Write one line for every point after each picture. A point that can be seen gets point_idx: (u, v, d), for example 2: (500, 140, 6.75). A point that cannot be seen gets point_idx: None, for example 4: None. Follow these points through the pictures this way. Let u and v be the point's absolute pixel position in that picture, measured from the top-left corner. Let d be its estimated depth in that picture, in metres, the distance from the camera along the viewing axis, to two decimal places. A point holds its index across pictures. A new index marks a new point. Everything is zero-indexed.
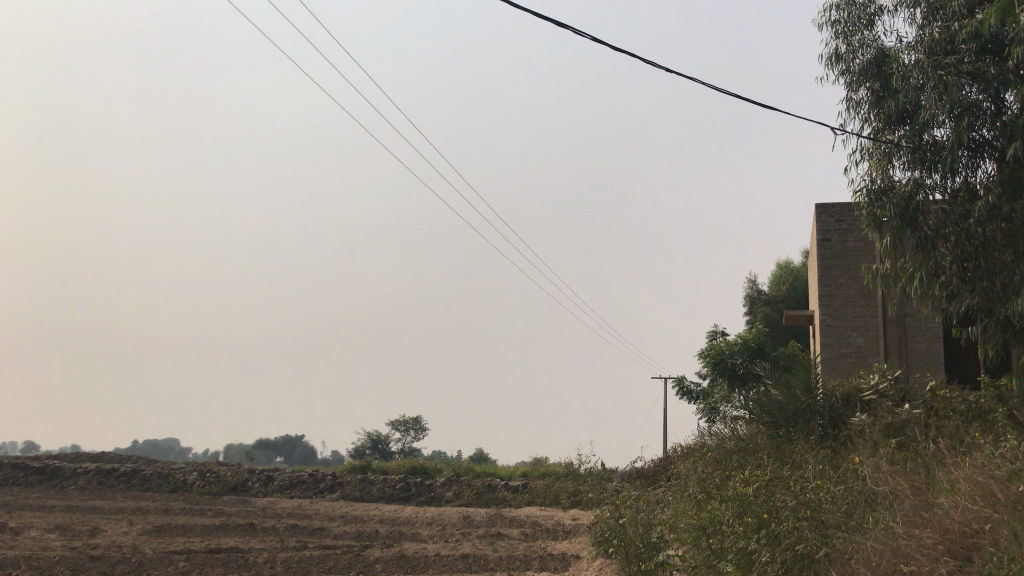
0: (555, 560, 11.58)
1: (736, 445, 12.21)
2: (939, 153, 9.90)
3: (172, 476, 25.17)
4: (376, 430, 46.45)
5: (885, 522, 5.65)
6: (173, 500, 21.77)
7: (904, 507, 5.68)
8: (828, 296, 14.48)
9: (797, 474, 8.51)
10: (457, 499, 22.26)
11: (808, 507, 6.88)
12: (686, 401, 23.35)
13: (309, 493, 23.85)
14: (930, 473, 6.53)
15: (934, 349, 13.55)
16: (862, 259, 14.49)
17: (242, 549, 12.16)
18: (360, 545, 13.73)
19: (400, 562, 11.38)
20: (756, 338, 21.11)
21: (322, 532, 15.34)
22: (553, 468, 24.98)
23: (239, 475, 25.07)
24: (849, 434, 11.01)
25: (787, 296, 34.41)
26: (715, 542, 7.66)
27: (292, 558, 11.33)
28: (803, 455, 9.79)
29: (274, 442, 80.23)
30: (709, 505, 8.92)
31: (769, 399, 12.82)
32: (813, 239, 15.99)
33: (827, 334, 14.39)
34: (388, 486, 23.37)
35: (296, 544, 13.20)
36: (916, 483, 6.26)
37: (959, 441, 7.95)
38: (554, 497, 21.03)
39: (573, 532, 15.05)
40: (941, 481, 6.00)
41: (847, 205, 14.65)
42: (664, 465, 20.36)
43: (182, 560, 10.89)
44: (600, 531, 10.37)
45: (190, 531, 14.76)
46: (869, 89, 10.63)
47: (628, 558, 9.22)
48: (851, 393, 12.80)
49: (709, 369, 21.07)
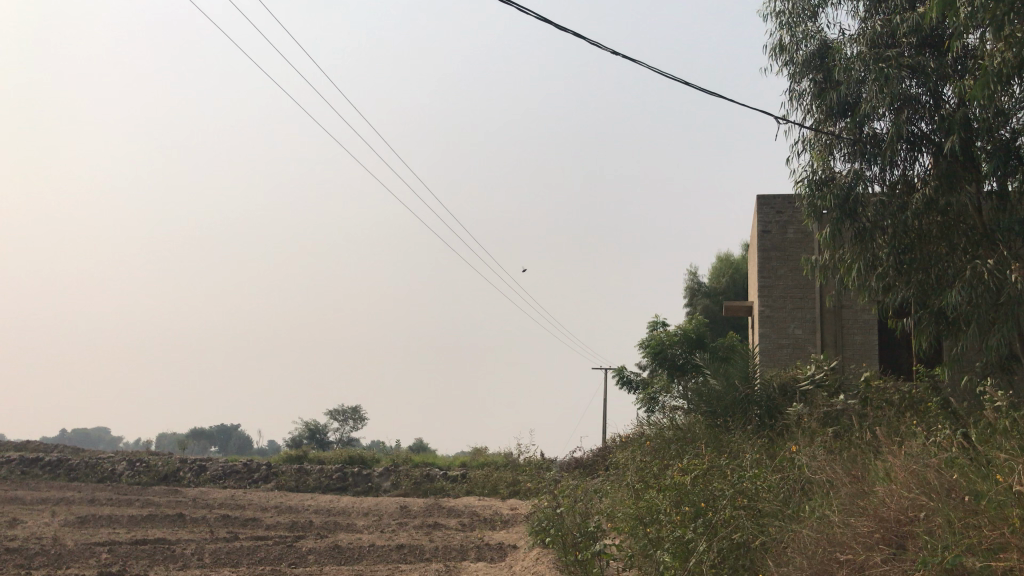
0: (492, 550, 11.45)
1: (674, 435, 12.22)
2: (879, 145, 9.98)
3: (100, 465, 24.40)
4: (314, 420, 45.82)
5: (821, 511, 5.60)
6: (99, 490, 21.06)
7: (840, 495, 5.65)
8: (767, 287, 14.60)
9: (736, 463, 8.49)
10: (394, 489, 22.01)
11: (744, 495, 6.83)
12: (625, 391, 23.43)
13: (243, 483, 23.34)
14: (865, 462, 6.52)
15: (869, 341, 13.77)
16: (801, 251, 14.63)
17: (170, 540, 11.76)
18: (293, 535, 13.41)
19: (333, 553, 11.11)
20: (696, 329, 21.26)
21: (254, 522, 14.96)
22: (492, 458, 24.86)
23: (170, 465, 24.41)
24: (785, 424, 11.09)
25: (727, 288, 34.81)
26: (653, 531, 7.59)
27: (221, 549, 10.98)
28: (740, 445, 9.81)
29: (210, 431, 78.69)
30: (647, 494, 8.87)
31: (707, 388, 12.86)
32: (754, 231, 16.10)
33: (765, 325, 14.51)
34: (325, 475, 23.00)
35: (226, 535, 12.82)
36: (853, 472, 6.24)
37: (893, 430, 8.02)
38: (493, 487, 20.92)
39: (511, 522, 14.93)
40: (878, 469, 6.00)
41: (788, 197, 14.77)
42: (603, 455, 20.39)
43: (104, 553, 10.45)
44: (537, 520, 10.25)
45: (116, 522, 14.25)
46: (812, 81, 10.71)
47: (565, 548, 9.13)
48: (787, 383, 12.91)
49: (649, 359, 21.17)
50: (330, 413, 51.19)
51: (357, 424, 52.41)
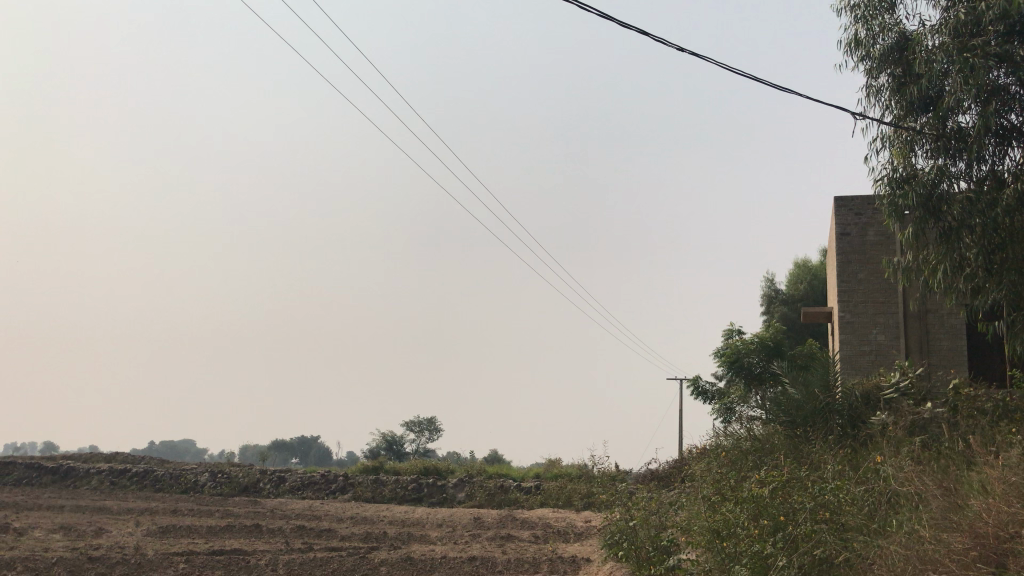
0: (565, 563, 11.25)
1: (752, 446, 11.84)
2: (964, 140, 9.51)
3: (184, 476, 25.03)
4: (390, 432, 46.27)
5: (910, 525, 5.27)
6: (182, 501, 21.56)
7: (931, 509, 5.30)
8: (847, 292, 14.09)
9: (817, 475, 8.14)
10: (468, 500, 21.95)
11: (827, 508, 6.51)
12: (701, 401, 22.95)
13: (320, 494, 23.64)
14: (957, 473, 6.14)
15: (956, 347, 13.12)
16: (882, 253, 14.08)
17: (246, 551, 11.91)
18: (367, 546, 13.46)
19: (406, 565, 11.07)
20: (773, 336, 20.70)
21: (329, 533, 15.08)
22: (566, 470, 24.61)
23: (250, 476, 24.89)
24: (869, 433, 10.62)
25: (805, 295, 33.91)
26: (729, 546, 7.33)
27: (296, 560, 11.05)
28: (821, 455, 9.43)
29: (290, 443, 80.20)
30: (724, 506, 8.59)
31: (786, 397, 12.45)
32: (832, 234, 15.58)
33: (846, 331, 14.00)
34: (399, 487, 23.11)
35: (301, 546, 12.94)
36: (944, 484, 5.88)
37: (986, 440, 7.57)
38: (567, 499, 20.70)
39: (585, 534, 14.70)
40: (971, 481, 5.63)
41: (866, 198, 14.25)
42: (680, 466, 19.98)
43: (182, 563, 10.60)
44: (611, 533, 10.02)
45: (196, 532, 14.53)
46: (890, 75, 10.28)
47: (639, 562, 8.89)
48: (870, 390, 12.42)
49: (725, 368, 20.69)
50: (406, 425, 51.61)
51: (432, 435, 52.72)
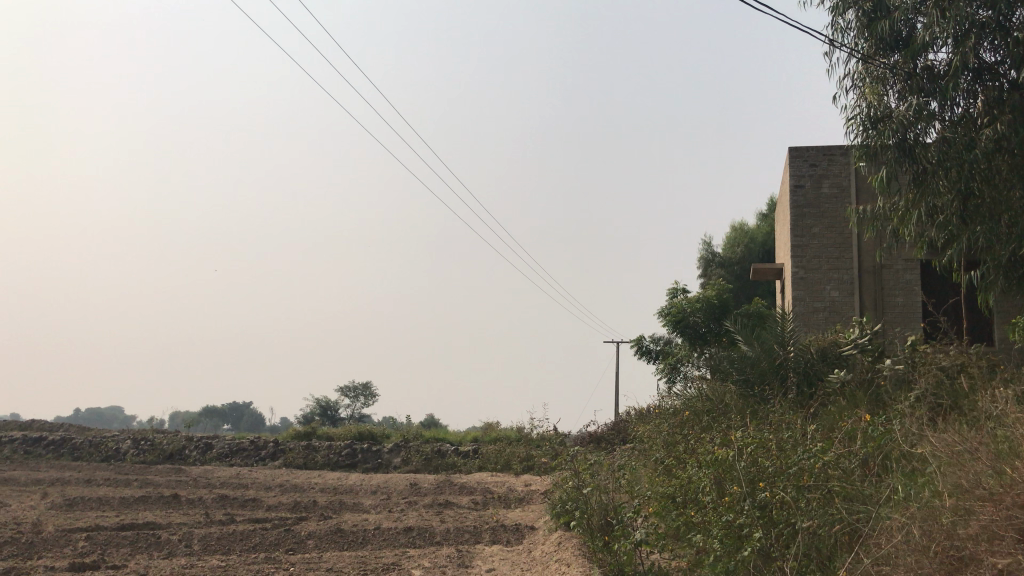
0: (508, 532, 10.48)
1: (704, 406, 11.20)
2: (937, 78, 8.87)
3: (104, 443, 23.58)
4: (325, 396, 45.19)
5: (925, 499, 4.64)
6: (99, 470, 20.18)
7: (951, 479, 4.68)
8: (801, 247, 13.52)
9: (787, 435, 7.47)
10: (405, 465, 21.11)
11: (809, 474, 5.79)
12: (644, 361, 22.34)
13: (249, 461, 22.50)
14: (963, 439, 5.47)
15: (912, 303, 12.78)
16: (837, 207, 13.49)
17: (160, 524, 10.83)
18: (295, 517, 12.48)
19: (335, 538, 10.13)
20: (719, 294, 20.11)
21: (255, 503, 14.04)
22: (505, 433, 23.91)
23: (175, 442, 23.60)
24: (830, 391, 10.05)
25: (743, 258, 33.65)
26: (695, 516, 6.60)
27: (213, 535, 10.02)
28: (783, 416, 8.79)
29: (221, 409, 77.92)
30: (683, 470, 7.90)
31: (740, 355, 11.82)
32: (785, 186, 14.98)
33: (799, 287, 13.47)
34: (333, 452, 22.11)
35: (222, 518, 11.88)
36: (949, 446, 5.24)
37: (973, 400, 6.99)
38: (506, 463, 20.02)
39: (528, 500, 13.98)
40: (980, 445, 5.01)
41: (821, 148, 13.66)
42: (622, 428, 19.38)
43: (81, 541, 9.47)
44: (559, 500, 9.26)
45: (106, 504, 13.35)
46: (858, 11, 9.50)
47: (590, 531, 8.14)
48: (827, 347, 11.86)
49: (669, 328, 20.11)
50: (340, 388, 50.21)
51: (367, 400, 51.59)
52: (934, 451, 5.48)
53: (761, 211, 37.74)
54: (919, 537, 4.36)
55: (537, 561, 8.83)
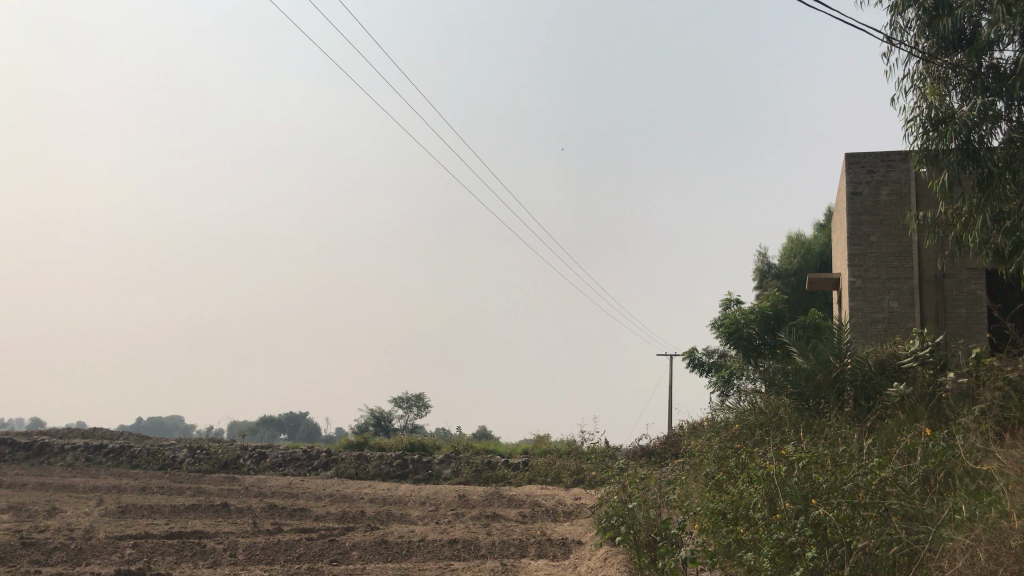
0: (554, 546, 10.28)
1: (757, 420, 10.87)
2: (1003, 77, 8.49)
3: (161, 452, 23.96)
4: (378, 408, 45.45)
5: (992, 522, 4.36)
6: (154, 478, 20.47)
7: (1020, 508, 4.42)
8: (858, 256, 13.12)
9: (843, 450, 7.17)
10: (454, 477, 21.01)
11: (865, 490, 5.50)
12: (697, 374, 21.93)
13: (301, 470, 22.64)
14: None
15: (976, 314, 12.28)
16: (896, 214, 13.05)
17: (208, 533, 10.88)
18: (342, 528, 12.44)
19: (380, 549, 10.04)
20: (775, 305, 19.64)
21: (303, 512, 14.06)
22: (556, 446, 23.67)
23: (230, 451, 23.87)
24: (889, 405, 9.66)
25: (799, 270, 32.97)
26: (744, 533, 6.34)
27: (259, 544, 10.02)
28: (839, 430, 8.47)
29: (277, 419, 79.02)
30: (734, 485, 7.64)
31: (794, 367, 11.46)
32: (842, 193, 14.57)
33: (856, 297, 13.05)
34: (383, 463, 22.13)
35: (270, 527, 11.89)
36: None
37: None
38: (556, 476, 19.79)
39: (577, 514, 13.74)
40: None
41: (879, 154, 13.25)
42: (674, 442, 19.02)
43: (129, 548, 9.52)
44: (606, 515, 9.05)
45: (158, 512, 13.49)
46: (918, 10, 9.16)
47: (637, 547, 7.91)
48: (886, 359, 11.43)
49: (723, 340, 19.71)
50: (394, 400, 50.40)
51: (420, 411, 51.71)
52: (1003, 470, 5.15)
53: (819, 222, 36.95)
54: (985, 561, 4.08)
55: None
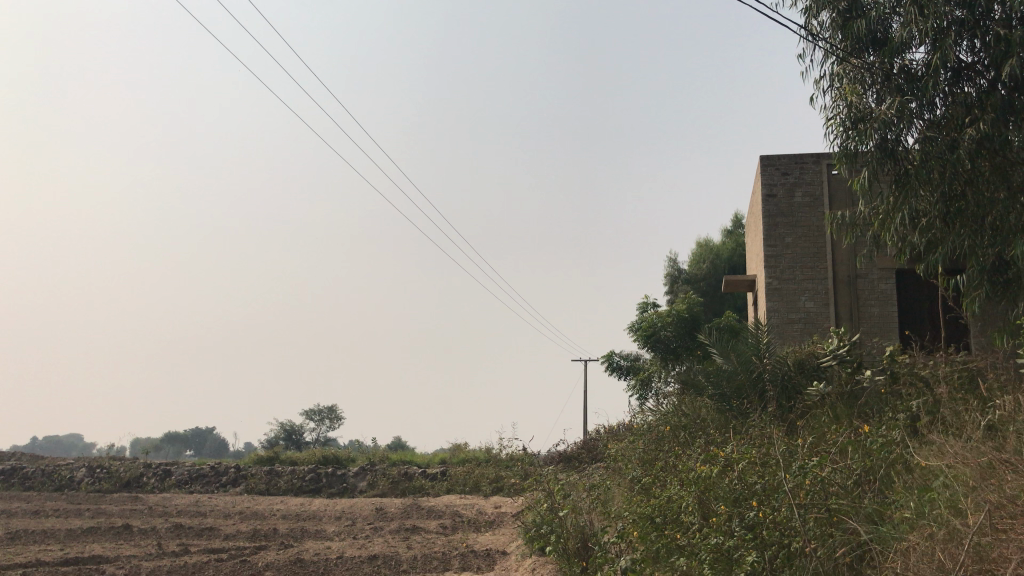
0: (478, 558, 9.96)
1: (680, 422, 10.78)
2: (915, 78, 8.57)
3: (57, 472, 22.61)
4: (290, 421, 44.22)
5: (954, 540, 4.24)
6: (49, 501, 19.26)
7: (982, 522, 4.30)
8: (774, 258, 13.23)
9: (772, 449, 7.07)
10: (371, 489, 20.44)
11: (804, 491, 5.36)
12: (614, 378, 21.94)
13: (210, 487, 21.68)
14: (972, 457, 5.10)
15: (888, 312, 12.55)
16: (810, 216, 13.21)
17: (107, 558, 10.14)
18: (253, 547, 11.83)
19: (295, 569, 9.52)
20: (690, 308, 19.78)
21: (211, 532, 13.35)
22: (473, 454, 23.33)
23: (132, 470, 22.70)
24: (810, 404, 9.69)
25: (709, 275, 33.51)
26: (679, 538, 6.14)
27: (163, 567, 9.36)
28: (765, 430, 8.41)
29: (183, 435, 76.37)
30: (663, 489, 7.46)
31: (716, 367, 11.43)
32: (756, 195, 14.71)
33: (773, 298, 13.17)
34: (297, 477, 21.38)
35: (176, 549, 11.18)
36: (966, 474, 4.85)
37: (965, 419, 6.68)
38: (475, 485, 19.46)
39: (498, 523, 13.43)
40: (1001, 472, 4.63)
41: (793, 156, 13.40)
42: (593, 447, 18.93)
43: None
44: (532, 524, 8.76)
45: (51, 537, 12.59)
46: (833, 12, 9.19)
47: (566, 556, 7.65)
48: (805, 359, 11.51)
49: (641, 343, 19.73)
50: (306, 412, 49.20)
51: (333, 423, 50.62)
52: (945, 472, 5.07)
53: (727, 228, 37.72)
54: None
55: None
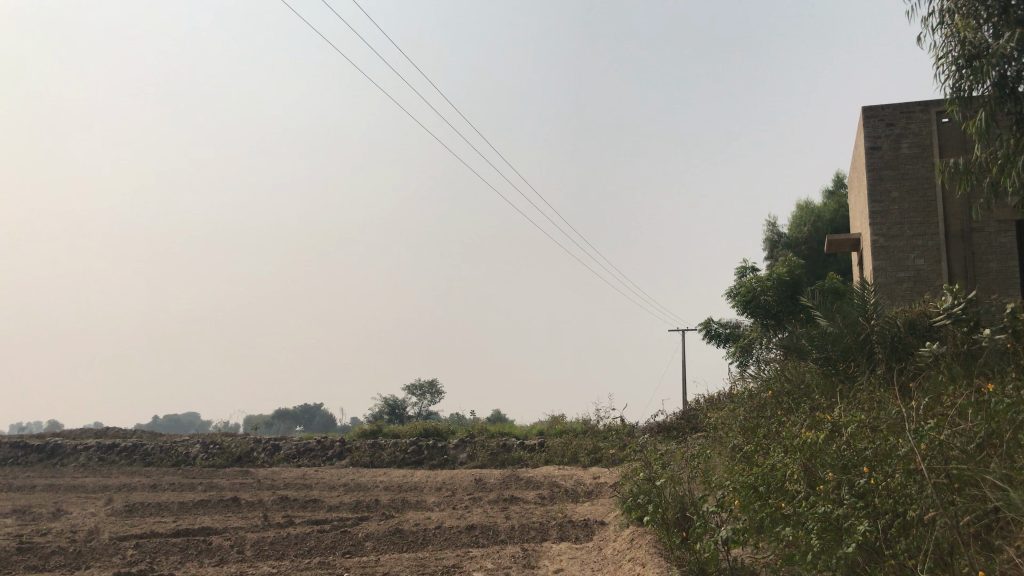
0: (576, 528, 9.84)
1: (783, 386, 10.38)
2: None
3: (174, 448, 23.59)
4: (392, 396, 45.05)
5: None
6: (166, 475, 20.12)
7: None
8: (881, 214, 12.57)
9: (883, 413, 6.68)
10: (471, 461, 20.59)
11: (922, 455, 5.02)
12: (713, 346, 21.44)
13: (316, 461, 22.26)
14: None
15: (1008, 268, 11.72)
16: (918, 167, 12.47)
17: (216, 529, 10.44)
18: (356, 518, 12.01)
19: (394, 539, 9.58)
20: (791, 271, 19.09)
21: (316, 503, 13.65)
22: (572, 425, 23.24)
23: (243, 445, 23.50)
24: (924, 365, 9.15)
25: (809, 239, 32.35)
26: (784, 507, 5.85)
27: (267, 538, 9.57)
28: (874, 393, 7.99)
29: (292, 412, 79.01)
30: (766, 456, 7.16)
31: (821, 331, 10.96)
32: (860, 148, 13.99)
33: (880, 257, 12.52)
34: (398, 450, 21.72)
35: (281, 520, 11.45)
36: None
37: None
38: (573, 455, 19.38)
39: (597, 493, 13.28)
40: None
41: (899, 106, 12.67)
42: (692, 416, 18.55)
43: (131, 550, 9.07)
44: (631, 494, 8.56)
45: (166, 509, 13.07)
46: None
47: (666, 526, 7.44)
48: (916, 319, 10.90)
49: (740, 309, 19.18)
50: (407, 387, 50.10)
51: (433, 397, 51.39)
52: None
53: (828, 189, 36.33)
54: None
55: (609, 560, 8.09)
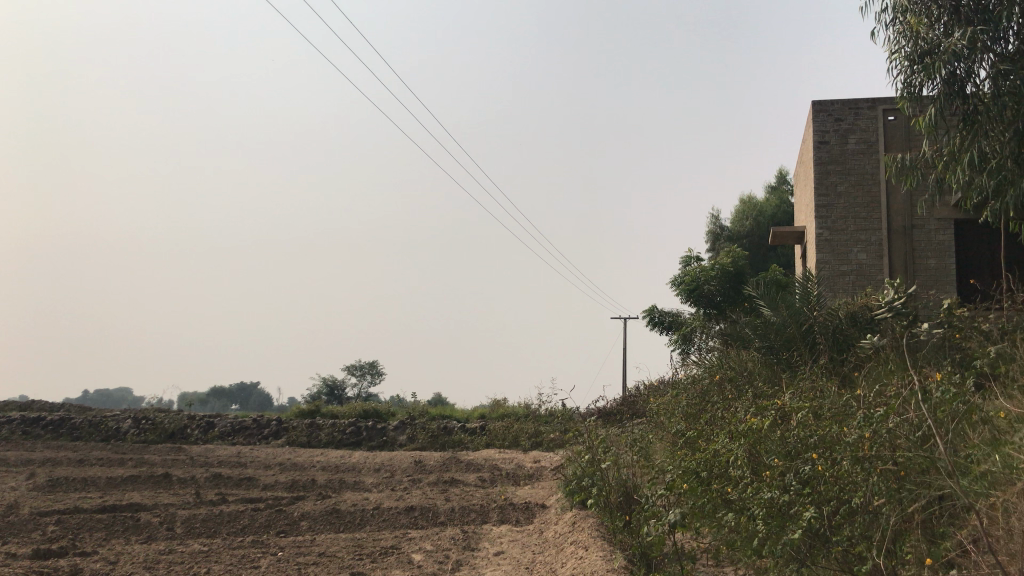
0: (517, 510, 9.75)
1: (726, 373, 10.44)
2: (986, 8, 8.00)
3: (104, 423, 22.89)
4: (332, 376, 44.53)
5: None
6: (94, 450, 19.51)
7: None
8: (826, 208, 12.69)
9: (826, 401, 6.71)
10: (410, 443, 20.39)
11: (869, 442, 5.02)
12: (655, 333, 21.56)
13: (252, 440, 21.83)
14: None
15: (945, 265, 12.00)
16: (863, 163, 12.62)
17: (145, 505, 10.11)
18: (292, 497, 11.77)
19: (331, 519, 9.37)
20: (735, 262, 19.27)
21: (250, 482, 13.34)
22: (513, 409, 23.20)
23: (176, 421, 22.92)
24: (865, 357, 9.25)
25: (751, 232, 32.75)
26: (727, 492, 5.83)
27: (199, 516, 9.28)
28: (816, 383, 8.05)
29: (228, 389, 77.71)
30: (710, 441, 7.14)
31: (764, 320, 11.05)
32: (807, 142, 14.12)
33: (824, 250, 12.65)
34: (337, 430, 21.42)
35: (214, 498, 11.15)
36: None
37: None
38: (513, 439, 19.33)
39: (538, 477, 13.22)
40: None
41: (847, 101, 12.79)
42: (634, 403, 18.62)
43: (53, 526, 8.70)
44: (573, 477, 8.49)
45: (93, 485, 12.63)
46: None
47: (609, 510, 7.39)
48: (858, 311, 11.03)
49: (683, 297, 19.29)
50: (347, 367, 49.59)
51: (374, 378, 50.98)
52: None
53: (771, 184, 36.85)
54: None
55: (550, 543, 8.02)
